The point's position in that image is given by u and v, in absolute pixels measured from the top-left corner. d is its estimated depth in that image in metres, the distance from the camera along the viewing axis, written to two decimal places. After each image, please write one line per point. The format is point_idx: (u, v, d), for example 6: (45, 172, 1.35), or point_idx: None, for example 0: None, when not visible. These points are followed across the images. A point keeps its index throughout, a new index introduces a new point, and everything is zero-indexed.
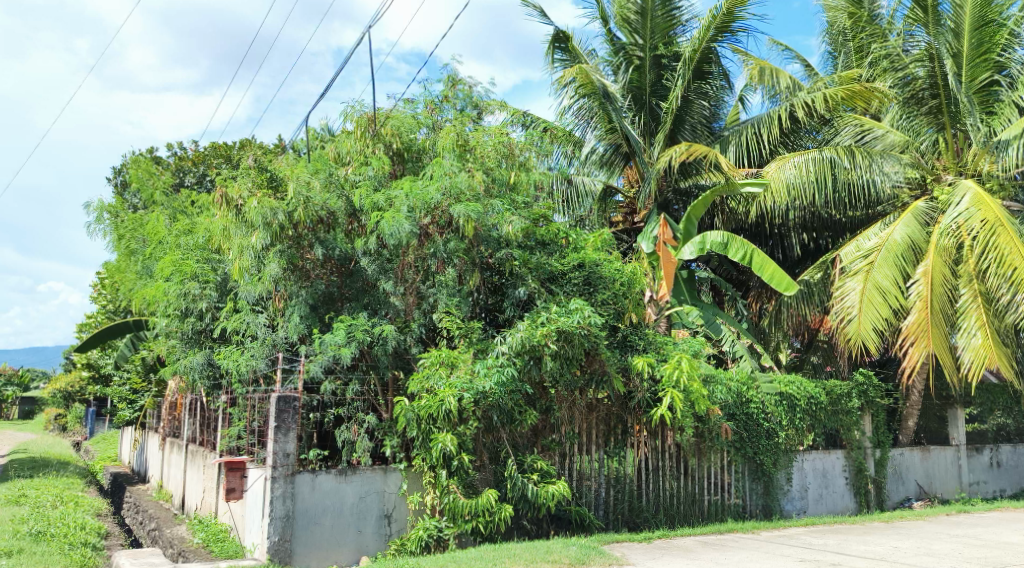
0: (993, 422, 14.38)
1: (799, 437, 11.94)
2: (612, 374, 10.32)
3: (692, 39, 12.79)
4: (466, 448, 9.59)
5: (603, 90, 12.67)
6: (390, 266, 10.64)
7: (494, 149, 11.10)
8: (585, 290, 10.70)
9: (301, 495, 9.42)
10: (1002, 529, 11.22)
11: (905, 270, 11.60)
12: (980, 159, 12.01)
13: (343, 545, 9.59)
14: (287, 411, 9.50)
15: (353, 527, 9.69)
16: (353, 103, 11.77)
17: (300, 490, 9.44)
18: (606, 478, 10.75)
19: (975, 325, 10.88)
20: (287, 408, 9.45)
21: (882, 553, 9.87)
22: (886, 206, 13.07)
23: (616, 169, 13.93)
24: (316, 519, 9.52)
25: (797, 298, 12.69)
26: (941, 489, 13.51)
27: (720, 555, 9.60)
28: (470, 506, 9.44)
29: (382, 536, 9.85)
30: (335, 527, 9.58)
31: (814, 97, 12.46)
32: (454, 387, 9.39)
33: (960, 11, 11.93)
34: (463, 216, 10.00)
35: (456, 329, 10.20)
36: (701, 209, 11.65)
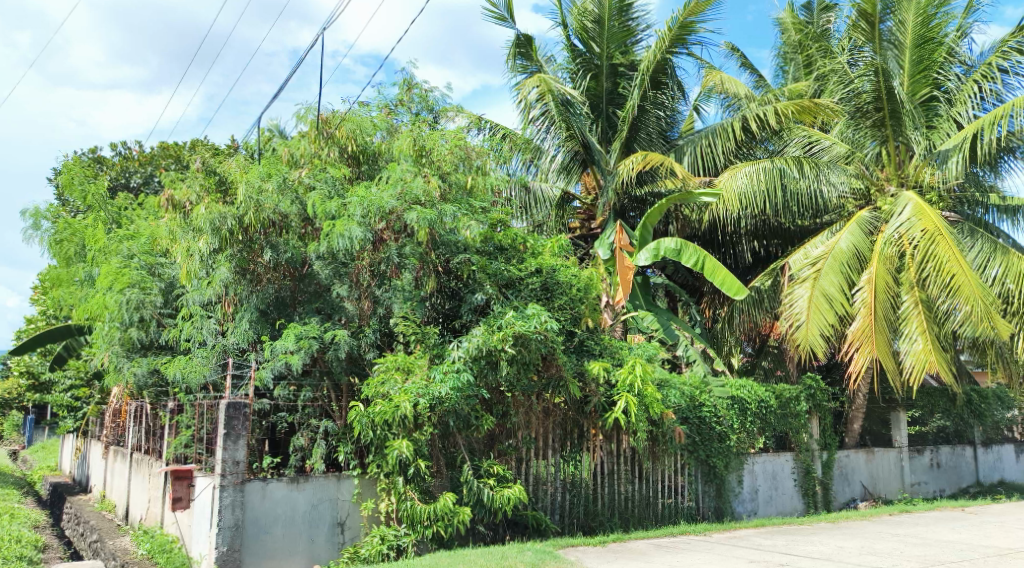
0: (934, 424, 15.11)
1: (749, 440, 12.19)
2: (569, 379, 10.31)
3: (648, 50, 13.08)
4: (422, 453, 9.56)
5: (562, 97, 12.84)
6: (344, 270, 10.49)
7: (452, 153, 11.09)
8: (542, 296, 10.67)
9: (251, 503, 9.22)
10: (940, 529, 11.64)
11: (850, 277, 11.98)
12: (920, 170, 12.60)
13: (295, 553, 9.41)
14: (236, 418, 9.29)
15: (305, 535, 9.50)
16: (307, 105, 11.62)
17: (250, 498, 9.23)
18: (562, 482, 10.82)
19: (916, 330, 11.30)
20: (238, 415, 9.25)
21: (826, 553, 10.15)
22: (833, 215, 13.52)
23: (574, 176, 14.05)
24: (267, 527, 9.32)
25: (748, 305, 13.03)
26: (884, 490, 13.93)
27: (672, 557, 9.74)
28: (428, 511, 9.42)
29: (336, 544, 9.66)
30: (287, 535, 9.40)
31: (765, 110, 12.83)
32: (409, 393, 9.36)
33: (902, 28, 12.54)
34: (417, 222, 9.91)
35: (411, 334, 10.18)
36: (657, 216, 11.68)
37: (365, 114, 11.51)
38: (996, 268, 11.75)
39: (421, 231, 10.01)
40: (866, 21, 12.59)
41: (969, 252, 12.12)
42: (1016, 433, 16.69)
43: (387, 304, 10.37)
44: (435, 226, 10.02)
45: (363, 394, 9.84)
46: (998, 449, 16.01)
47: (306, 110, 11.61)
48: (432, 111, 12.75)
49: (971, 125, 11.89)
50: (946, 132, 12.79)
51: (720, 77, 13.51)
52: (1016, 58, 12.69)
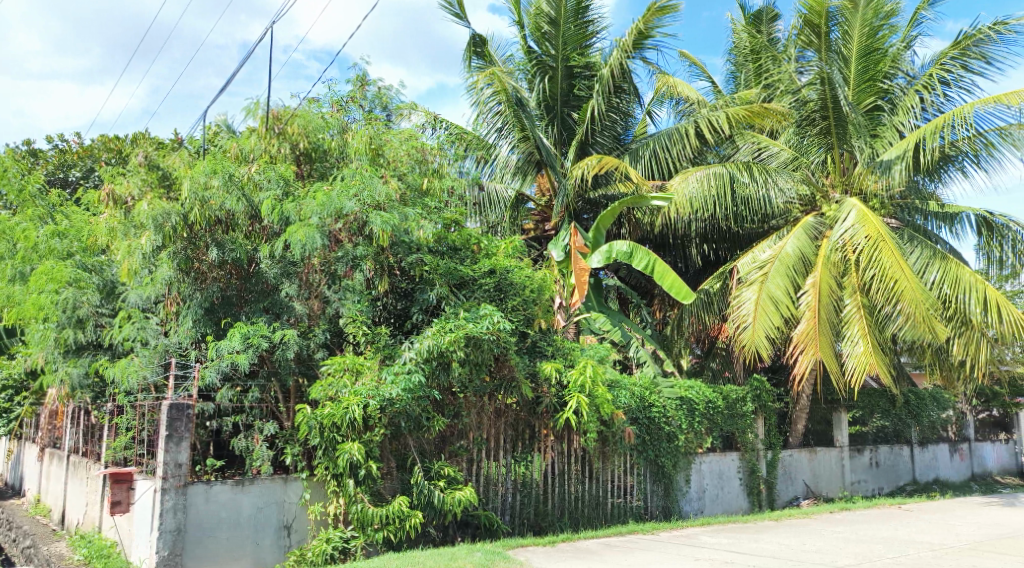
0: (874, 424, 15.60)
1: (697, 440, 12.38)
2: (521, 379, 10.40)
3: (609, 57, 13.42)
4: (373, 455, 9.47)
5: (516, 97, 12.98)
6: (294, 269, 10.35)
7: (407, 154, 11.08)
8: (494, 296, 10.69)
9: (194, 506, 9.01)
10: (878, 526, 12.01)
11: (796, 280, 12.27)
12: (864, 177, 13.06)
13: (240, 557, 9.23)
14: (179, 419, 9.07)
15: (251, 538, 9.32)
16: (258, 100, 11.39)
17: (193, 501, 9.02)
18: (514, 483, 10.84)
19: (858, 333, 11.65)
20: (181, 416, 9.03)
21: (770, 551, 10.37)
22: (778, 220, 13.91)
23: (529, 177, 14.04)
24: (210, 531, 9.11)
25: (697, 307, 13.26)
26: (826, 489, 14.32)
27: (622, 556, 9.82)
28: (379, 514, 9.33)
29: (282, 547, 9.50)
30: (232, 538, 9.21)
31: (718, 115, 13.07)
32: (359, 394, 9.29)
33: (849, 39, 12.92)
34: (381, 227, 9.92)
35: (361, 335, 10.08)
36: (609, 218, 12.13)
37: (317, 110, 11.29)
38: (934, 273, 12.20)
39: (382, 234, 10.02)
40: (814, 31, 12.98)
41: (910, 257, 12.54)
42: (950, 432, 17.31)
43: (336, 306, 10.28)
44: (395, 227, 10.03)
45: (310, 396, 9.62)
46: (933, 449, 16.58)
47: (256, 105, 11.40)
48: (386, 110, 12.65)
49: (911, 135, 12.41)
50: (889, 140, 13.22)
51: (673, 82, 13.63)
52: (958, 71, 13.19)
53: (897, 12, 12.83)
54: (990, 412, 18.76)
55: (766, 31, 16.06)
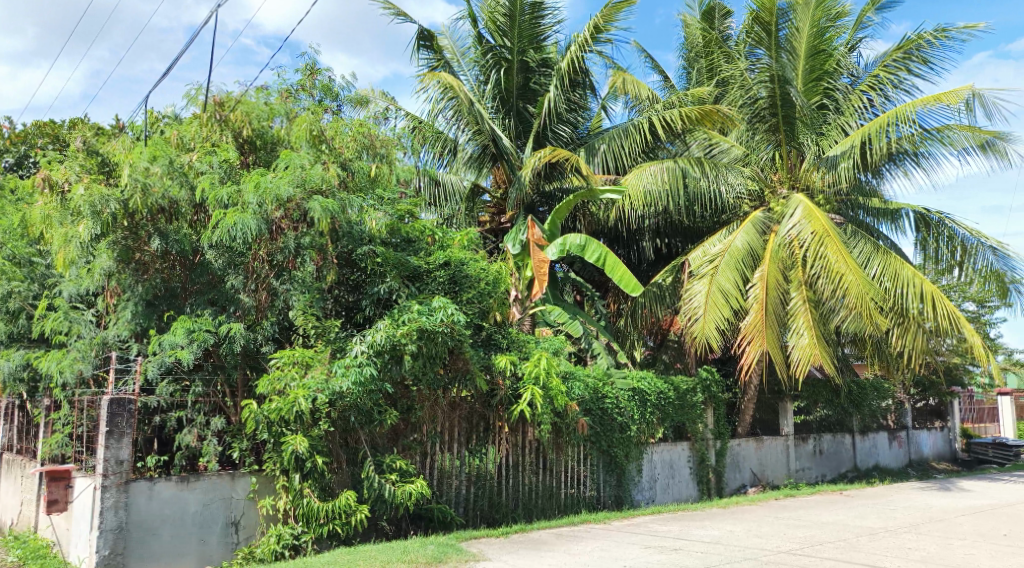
0: (817, 413, 16.12)
1: (648, 430, 12.58)
2: (475, 372, 10.26)
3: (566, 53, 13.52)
4: (319, 450, 9.26)
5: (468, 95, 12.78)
6: (240, 260, 10.00)
7: (353, 140, 10.77)
8: (450, 289, 10.59)
9: (136, 505, 8.71)
10: (819, 511, 12.44)
11: (744, 274, 12.63)
12: (810, 174, 13.59)
13: (184, 555, 8.94)
14: (120, 415, 8.78)
15: (196, 536, 9.04)
16: (198, 85, 10.91)
17: (135, 499, 8.72)
18: (467, 475, 10.83)
19: (803, 326, 12.05)
20: (122, 411, 8.75)
21: (716, 537, 10.63)
22: (730, 215, 14.20)
23: (486, 169, 14.20)
24: (154, 530, 8.81)
25: (651, 299, 13.49)
26: (772, 476, 14.75)
27: (572, 545, 9.91)
28: (325, 509, 9.21)
29: (229, 545, 9.25)
30: (176, 537, 8.92)
31: (672, 114, 13.25)
32: (307, 388, 9.09)
33: (797, 37, 13.20)
34: (320, 213, 9.52)
35: (311, 328, 9.86)
36: (564, 213, 12.40)
37: (262, 98, 10.89)
38: (875, 266, 12.64)
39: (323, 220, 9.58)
40: (764, 29, 13.30)
41: (853, 251, 12.95)
42: (890, 421, 18.02)
43: (284, 297, 10.03)
44: (339, 215, 9.72)
45: (257, 388, 9.43)
46: (873, 437, 17.23)
47: (197, 90, 10.88)
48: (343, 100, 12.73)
49: (858, 131, 12.95)
50: (834, 139, 13.68)
51: (625, 79, 13.71)
52: (901, 73, 13.87)
53: (845, 14, 13.39)
54: (927, 400, 19.28)
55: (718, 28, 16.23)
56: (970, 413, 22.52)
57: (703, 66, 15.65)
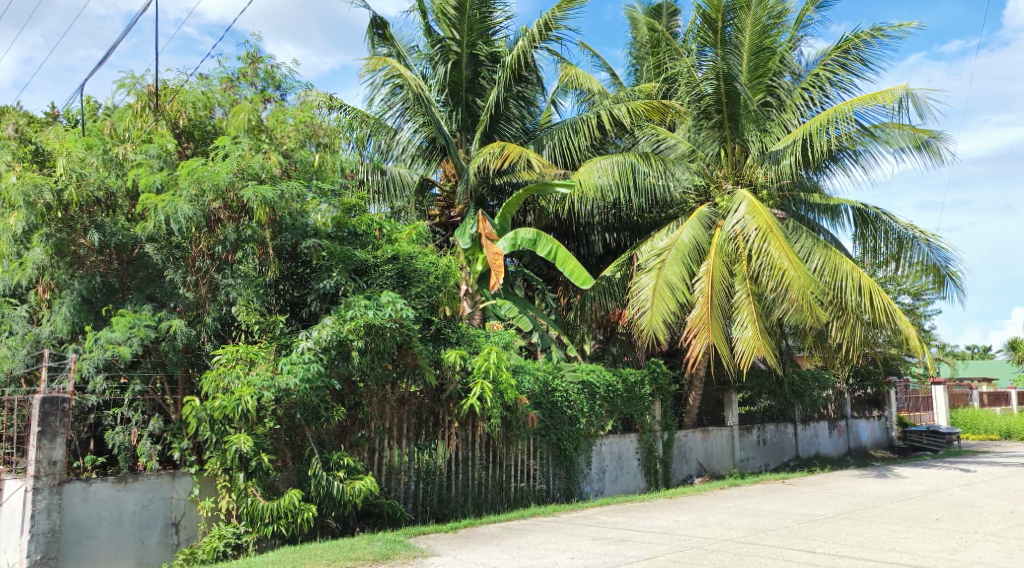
0: (761, 404, 16.54)
1: (597, 423, 12.67)
2: (425, 366, 10.03)
3: (514, 46, 13.45)
4: (264, 448, 9.01)
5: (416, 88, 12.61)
6: (179, 254, 9.61)
7: (295, 128, 10.40)
8: (398, 283, 10.36)
9: (71, 506, 8.27)
10: (762, 500, 12.74)
11: (691, 268, 12.85)
12: (754, 170, 13.91)
13: (121, 557, 8.57)
14: (54, 414, 8.29)
15: (134, 537, 8.67)
16: (132, 73, 10.48)
17: (69, 500, 8.28)
18: (416, 471, 10.68)
19: (747, 319, 12.31)
20: (55, 411, 8.26)
21: (664, 527, 10.75)
22: (676, 211, 14.47)
23: (434, 162, 14.38)
24: (89, 531, 8.39)
25: (600, 292, 13.70)
26: (717, 466, 15.05)
27: (521, 538, 9.88)
28: (270, 509, 8.95)
29: (169, 546, 8.90)
30: (114, 539, 8.53)
31: (620, 108, 13.45)
32: (252, 385, 8.77)
33: (741, 35, 13.57)
34: (255, 201, 9.12)
35: (255, 323, 9.54)
36: (514, 207, 12.55)
37: (200, 86, 10.52)
38: (816, 260, 13.01)
39: (260, 211, 9.25)
40: (711, 27, 13.62)
41: (795, 245, 13.32)
42: (830, 411, 18.54)
43: (226, 294, 9.52)
44: (276, 204, 9.29)
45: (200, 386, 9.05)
46: (814, 426, 17.73)
47: (131, 79, 10.43)
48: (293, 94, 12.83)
49: (800, 127, 13.35)
50: (777, 135, 14.00)
51: (575, 73, 13.79)
52: (840, 73, 14.27)
53: (786, 13, 13.71)
54: (865, 389, 19.84)
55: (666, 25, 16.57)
56: (906, 402, 23.37)
57: (650, 63, 15.83)
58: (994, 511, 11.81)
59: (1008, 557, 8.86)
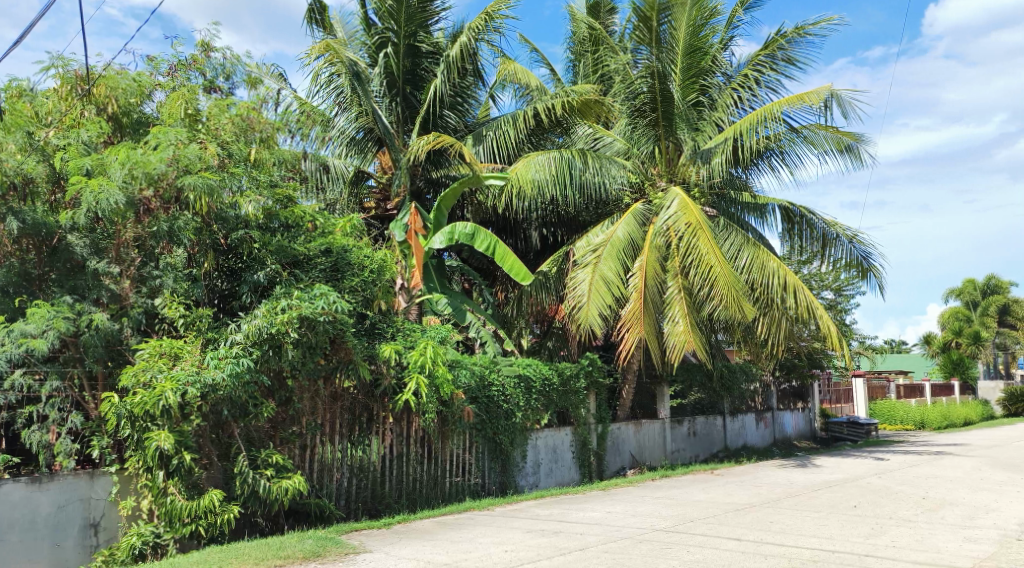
0: (692, 397, 17.11)
1: (532, 417, 12.74)
2: (359, 361, 9.81)
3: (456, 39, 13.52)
4: (188, 446, 8.59)
5: (354, 69, 12.93)
6: (104, 244, 9.17)
7: (229, 120, 10.10)
8: (331, 276, 10.09)
9: None
10: (690, 490, 13.06)
11: (625, 263, 13.11)
12: (687, 169, 14.32)
13: (35, 561, 8.06)
14: None
15: (49, 541, 8.18)
16: (58, 56, 10.01)
17: None
18: (350, 468, 10.45)
19: (679, 314, 12.65)
20: None
21: (596, 518, 10.88)
22: (612, 208, 14.79)
23: (369, 155, 14.33)
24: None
25: (535, 288, 13.85)
26: (649, 458, 15.39)
27: (456, 533, 9.80)
28: (190, 508, 8.49)
29: (87, 547, 8.46)
30: (26, 541, 8.00)
31: (554, 102, 13.52)
32: (175, 380, 8.31)
33: (675, 35, 13.95)
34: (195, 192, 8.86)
35: (179, 317, 9.07)
36: (451, 200, 12.54)
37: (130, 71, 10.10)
38: (745, 257, 13.47)
39: (199, 200, 9.02)
40: (646, 25, 14.01)
41: (724, 243, 13.75)
42: (757, 402, 19.14)
43: (156, 284, 9.38)
44: (215, 195, 9.08)
45: (119, 381, 8.56)
46: (741, 418, 18.28)
47: (57, 63, 9.93)
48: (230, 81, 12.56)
49: (731, 127, 13.80)
50: (708, 134, 14.52)
51: (514, 67, 13.86)
52: (768, 74, 14.87)
53: (717, 15, 14.08)
54: (791, 382, 20.62)
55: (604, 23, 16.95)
56: (829, 395, 24.27)
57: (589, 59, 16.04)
58: (908, 498, 12.35)
59: (920, 541, 9.25)
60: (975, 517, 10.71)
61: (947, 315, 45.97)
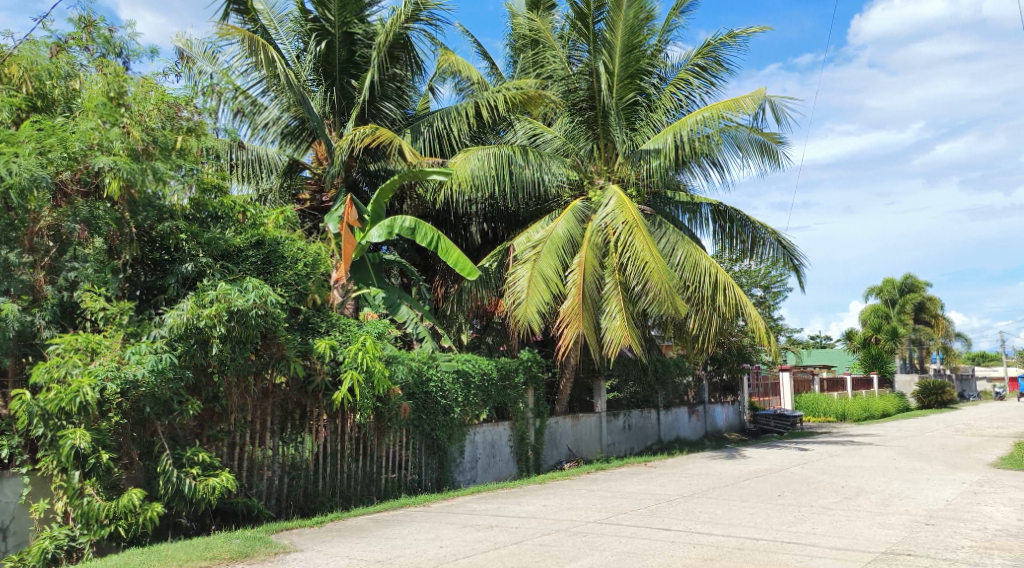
0: (628, 391, 17.19)
1: (471, 412, 12.60)
2: (292, 358, 9.54)
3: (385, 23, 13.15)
4: (106, 444, 8.17)
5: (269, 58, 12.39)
6: (15, 234, 8.51)
7: (155, 107, 9.32)
8: (262, 269, 9.81)
9: None
10: (624, 483, 13.18)
11: (564, 260, 13.17)
12: (623, 167, 14.65)
13: None
14: None
15: None
16: None
17: None
18: (281, 466, 10.15)
19: (616, 309, 12.73)
20: None
21: (531, 512, 10.85)
22: (552, 204, 14.91)
23: (304, 145, 14.00)
24: None
25: (476, 284, 13.78)
26: (586, 451, 15.48)
27: (390, 530, 9.62)
28: (108, 509, 8.09)
29: None
30: None
31: (495, 96, 13.44)
32: (93, 376, 7.91)
33: (613, 36, 14.13)
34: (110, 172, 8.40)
35: (99, 310, 8.59)
36: (388, 191, 12.13)
37: (46, 51, 9.63)
38: (679, 254, 13.63)
39: (115, 185, 8.69)
40: (584, 22, 14.47)
41: (660, 240, 13.95)
42: (689, 396, 19.50)
43: (70, 276, 8.72)
44: (134, 181, 8.73)
45: (31, 377, 8.14)
46: (675, 411, 18.56)
47: None
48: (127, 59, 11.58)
49: (669, 127, 13.93)
50: (646, 135, 14.63)
51: (454, 60, 13.71)
52: (701, 75, 15.10)
53: (654, 16, 14.23)
54: (722, 376, 21.05)
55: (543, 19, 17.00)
56: (757, 388, 24.82)
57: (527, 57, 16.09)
58: (829, 486, 12.70)
59: (838, 527, 9.50)
60: (890, 503, 11.07)
61: (869, 313, 47.53)
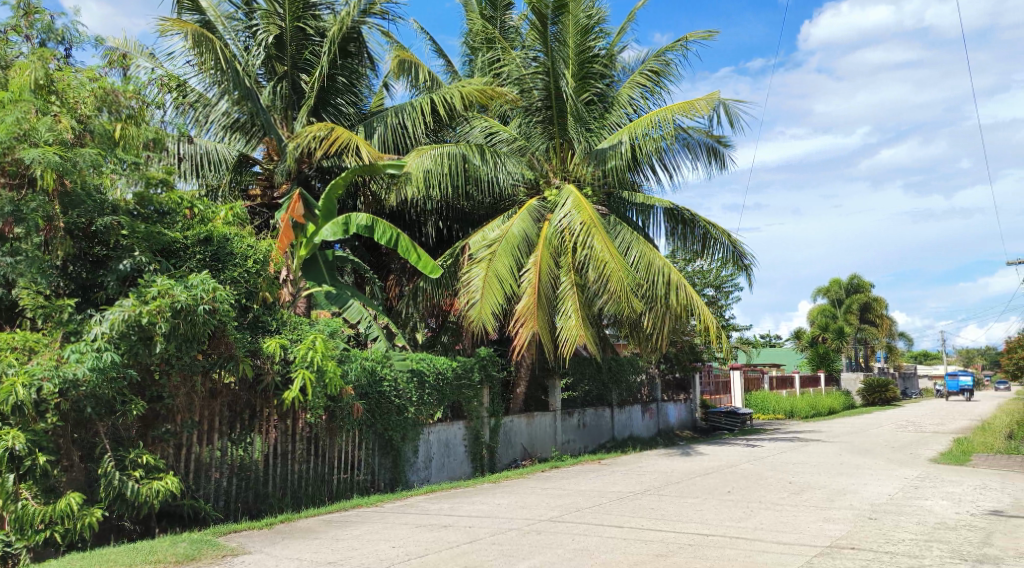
0: (583, 389, 17.20)
1: (425, 412, 12.50)
2: (240, 357, 9.35)
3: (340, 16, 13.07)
4: (43, 445, 7.88)
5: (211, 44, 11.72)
6: None
7: (90, 95, 9.22)
8: (210, 266, 9.56)
9: None
10: (578, 481, 13.18)
11: (520, 259, 13.14)
12: (579, 166, 14.65)
13: None
14: None
15: None
16: None
17: None
18: (230, 468, 9.91)
19: (571, 308, 12.71)
20: None
21: (485, 511, 10.79)
22: (507, 204, 14.94)
23: (255, 140, 13.86)
24: None
25: (432, 284, 13.76)
26: (541, 450, 15.49)
27: (341, 531, 9.46)
28: (44, 513, 7.81)
29: None
30: None
31: (451, 94, 13.36)
32: (29, 374, 7.65)
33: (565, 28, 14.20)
34: (41, 165, 8.14)
35: (35, 308, 8.46)
36: (342, 188, 11.89)
37: None
38: (634, 253, 13.73)
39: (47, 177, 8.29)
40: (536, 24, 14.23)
41: (615, 239, 14.03)
42: (643, 395, 19.68)
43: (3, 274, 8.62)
44: (66, 172, 8.41)
45: None
46: (629, 410, 18.69)
47: None
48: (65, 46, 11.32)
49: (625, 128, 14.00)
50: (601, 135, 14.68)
51: (408, 56, 13.59)
52: (654, 76, 15.18)
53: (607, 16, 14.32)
54: (675, 374, 21.31)
55: (499, 18, 16.95)
56: (708, 387, 25.10)
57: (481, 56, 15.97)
58: (778, 483, 12.86)
59: (786, 522, 9.62)
60: (835, 499, 11.26)
61: (816, 313, 48.46)
